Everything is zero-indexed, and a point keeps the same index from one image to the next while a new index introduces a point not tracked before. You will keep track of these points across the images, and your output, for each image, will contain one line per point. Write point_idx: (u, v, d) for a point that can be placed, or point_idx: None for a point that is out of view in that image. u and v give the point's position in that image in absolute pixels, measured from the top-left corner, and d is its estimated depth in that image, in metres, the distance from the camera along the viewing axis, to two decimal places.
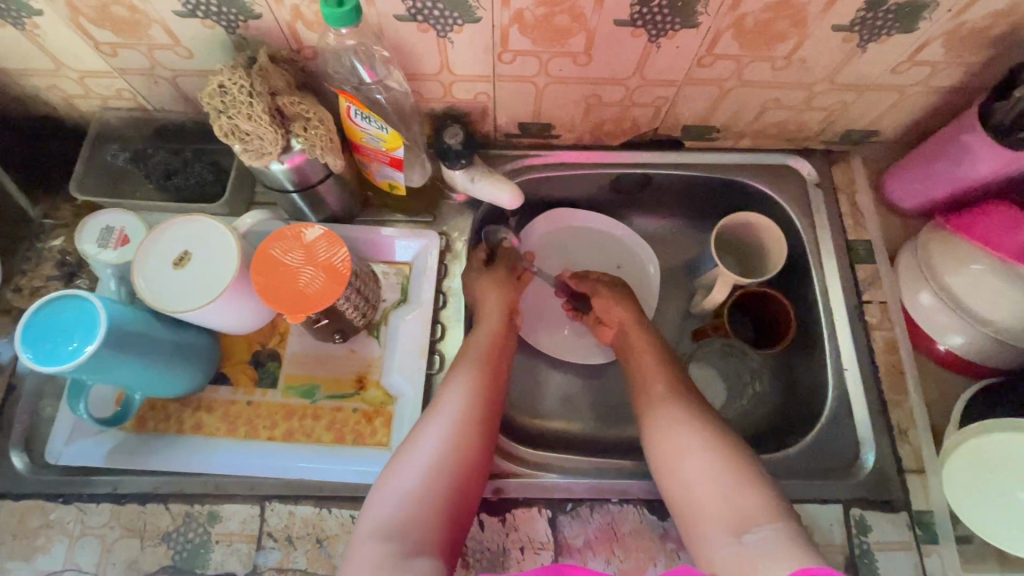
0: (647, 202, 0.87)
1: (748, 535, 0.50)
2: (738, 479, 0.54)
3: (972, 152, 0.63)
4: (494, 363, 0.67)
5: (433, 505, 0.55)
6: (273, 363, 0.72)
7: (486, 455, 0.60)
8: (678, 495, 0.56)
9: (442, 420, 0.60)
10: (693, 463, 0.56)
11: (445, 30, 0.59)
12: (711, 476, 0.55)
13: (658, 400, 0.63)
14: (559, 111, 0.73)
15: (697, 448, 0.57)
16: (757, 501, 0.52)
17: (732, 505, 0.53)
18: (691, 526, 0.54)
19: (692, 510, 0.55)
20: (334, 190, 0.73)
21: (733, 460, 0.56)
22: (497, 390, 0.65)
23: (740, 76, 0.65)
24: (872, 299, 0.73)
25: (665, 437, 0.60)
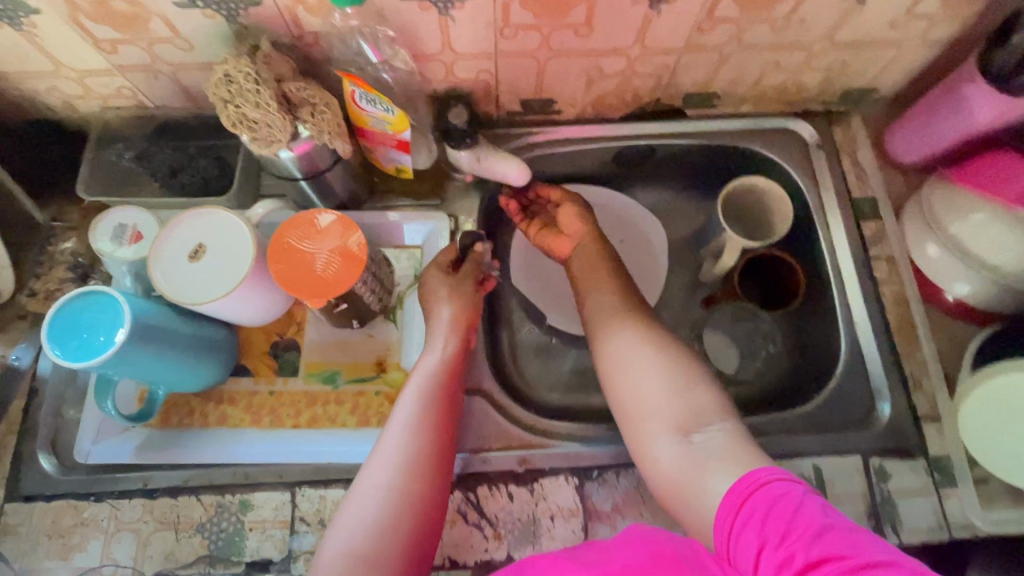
0: (650, 174, 0.88)
1: (697, 435, 0.56)
2: (685, 386, 0.59)
3: (973, 101, 0.64)
4: (444, 374, 0.64)
5: (392, 530, 0.55)
6: (292, 353, 0.73)
7: (442, 471, 0.59)
8: (628, 403, 0.61)
9: (394, 442, 0.59)
10: (645, 372, 0.61)
11: (446, 7, 0.59)
12: (660, 382, 0.60)
13: (610, 311, 0.67)
14: (561, 85, 0.73)
15: (648, 360, 0.61)
16: (704, 402, 0.58)
17: (674, 406, 0.58)
18: (636, 428, 0.59)
19: (640, 413, 0.60)
20: (342, 177, 0.73)
21: (685, 378, 0.60)
22: (450, 401, 0.63)
23: (739, 40, 0.66)
24: (879, 255, 0.75)
25: (612, 345, 0.64)
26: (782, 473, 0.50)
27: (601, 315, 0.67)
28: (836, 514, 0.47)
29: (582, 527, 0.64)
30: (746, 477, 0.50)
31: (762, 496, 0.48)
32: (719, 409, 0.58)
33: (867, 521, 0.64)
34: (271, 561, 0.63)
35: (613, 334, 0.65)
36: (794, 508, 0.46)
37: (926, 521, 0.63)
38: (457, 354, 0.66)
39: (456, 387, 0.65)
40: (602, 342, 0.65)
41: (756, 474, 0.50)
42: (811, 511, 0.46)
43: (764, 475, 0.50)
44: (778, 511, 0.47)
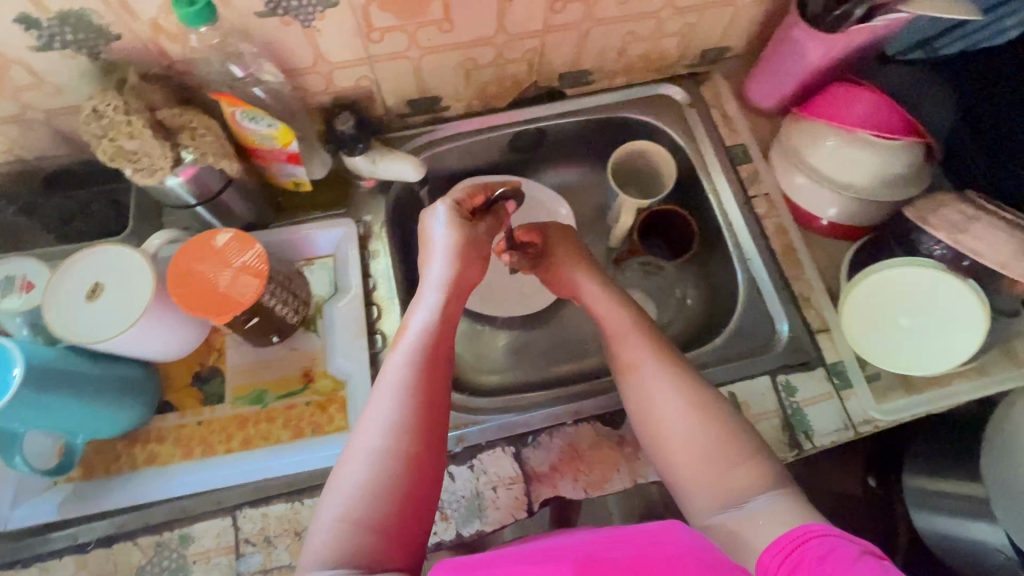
0: (548, 155, 0.93)
1: (747, 503, 0.54)
2: (728, 463, 0.57)
3: (804, 45, 0.72)
4: (437, 329, 0.62)
5: (386, 490, 0.53)
6: (217, 379, 0.73)
7: (437, 428, 0.57)
8: (676, 471, 0.59)
9: (386, 401, 0.57)
10: (684, 437, 0.59)
11: (308, 19, 0.62)
12: (704, 446, 0.58)
13: (649, 379, 0.62)
14: (441, 81, 0.77)
15: (683, 419, 0.60)
16: (747, 477, 0.56)
17: (721, 479, 0.57)
18: (683, 490, 0.59)
19: (689, 480, 0.58)
20: (241, 198, 0.74)
21: (727, 432, 0.59)
22: (442, 356, 0.61)
23: (592, 16, 0.71)
24: (757, 194, 0.81)
25: (657, 424, 0.61)
26: (845, 532, 0.47)
27: (635, 382, 0.63)
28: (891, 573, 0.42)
29: (524, 492, 0.66)
30: (807, 528, 0.49)
31: (819, 548, 0.46)
32: (768, 476, 0.56)
33: (782, 433, 0.69)
34: None
35: (654, 409, 0.61)
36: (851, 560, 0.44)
37: (833, 423, 0.69)
38: (448, 305, 0.64)
39: (448, 342, 0.63)
40: (639, 408, 0.62)
41: (816, 526, 0.49)
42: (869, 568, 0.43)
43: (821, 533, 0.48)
44: (833, 561, 0.45)
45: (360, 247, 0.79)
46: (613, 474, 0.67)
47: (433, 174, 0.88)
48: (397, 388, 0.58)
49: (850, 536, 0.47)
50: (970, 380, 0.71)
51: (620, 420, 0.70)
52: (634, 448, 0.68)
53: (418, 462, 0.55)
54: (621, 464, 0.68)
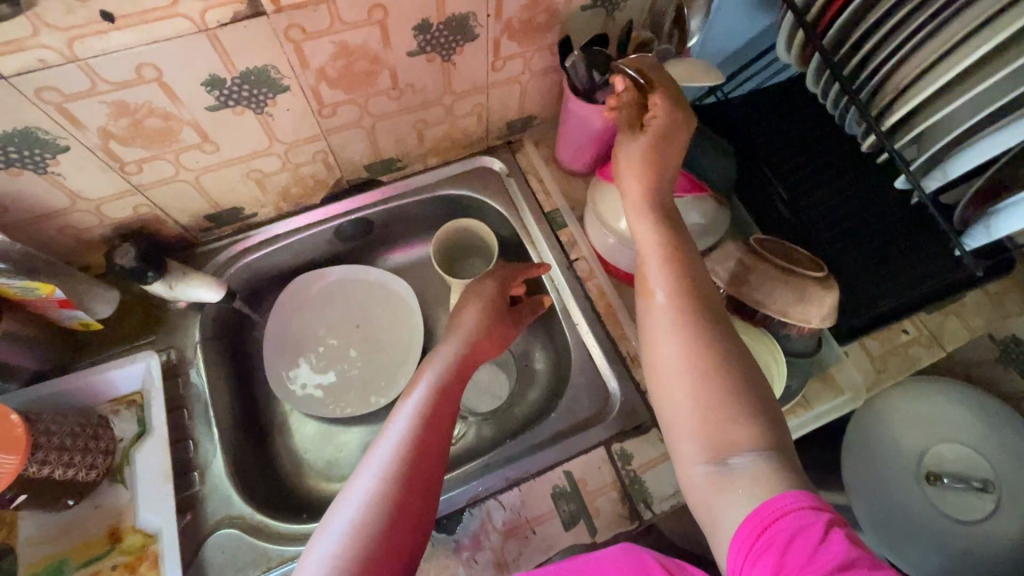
0: (379, 240, 0.91)
1: (733, 458, 0.47)
2: (726, 415, 0.49)
3: (582, 116, 0.74)
4: (448, 383, 0.61)
5: (383, 538, 0.50)
6: (6, 558, 0.65)
7: (429, 486, 0.54)
8: (668, 417, 0.52)
9: (384, 452, 0.55)
10: (686, 389, 0.51)
11: (40, 166, 0.58)
12: (699, 396, 0.50)
13: (655, 313, 0.54)
14: (234, 193, 0.75)
15: (680, 362, 0.51)
16: (746, 432, 0.48)
17: (714, 430, 0.49)
18: (674, 442, 0.52)
19: (677, 426, 0.51)
20: (17, 351, 0.68)
21: (726, 377, 0.50)
22: (447, 412, 0.59)
23: (370, 114, 0.71)
24: (579, 256, 0.82)
25: (659, 360, 0.53)
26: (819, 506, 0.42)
27: (650, 310, 0.55)
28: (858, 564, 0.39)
29: None
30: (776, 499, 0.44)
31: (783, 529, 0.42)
32: (764, 439, 0.47)
33: (622, 505, 0.68)
34: None
35: (659, 338, 0.53)
36: (813, 546, 0.40)
37: (670, 487, 0.68)
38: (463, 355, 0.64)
39: (458, 393, 0.61)
40: (647, 338, 0.55)
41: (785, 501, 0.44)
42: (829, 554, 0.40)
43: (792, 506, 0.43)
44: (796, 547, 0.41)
45: (169, 376, 0.74)
46: None
47: (257, 280, 0.85)
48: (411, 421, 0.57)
49: (817, 505, 0.43)
50: (796, 417, 0.72)
51: (455, 523, 0.67)
52: (472, 552, 0.65)
53: (403, 512, 0.52)
54: (458, 572, 0.64)
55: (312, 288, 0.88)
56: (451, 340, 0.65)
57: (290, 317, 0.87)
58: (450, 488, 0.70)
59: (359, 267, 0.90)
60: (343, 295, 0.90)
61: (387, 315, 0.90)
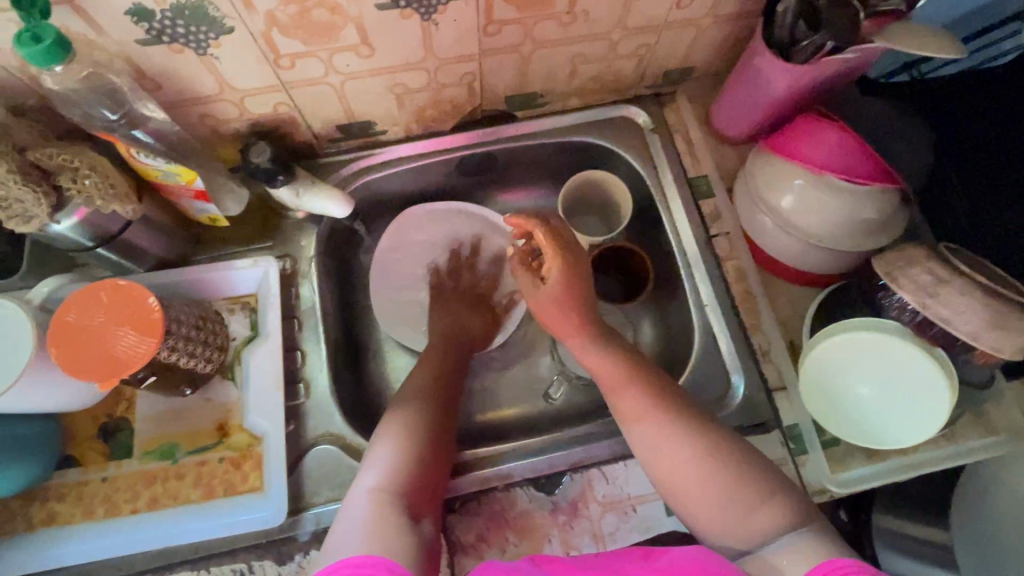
0: (499, 179, 0.86)
1: (766, 546, 0.46)
2: (746, 501, 0.49)
3: (766, 75, 0.65)
4: (443, 364, 0.69)
5: (420, 479, 0.54)
6: (124, 431, 0.68)
7: (447, 449, 0.59)
8: (688, 510, 0.52)
9: (404, 413, 0.60)
10: (693, 479, 0.52)
11: (201, 46, 0.55)
12: (709, 481, 0.51)
13: (651, 432, 0.55)
14: (372, 106, 0.70)
15: (689, 475, 0.52)
16: (769, 514, 0.48)
17: (738, 514, 0.49)
18: (700, 529, 0.52)
19: (702, 519, 0.51)
20: (148, 235, 0.68)
21: (734, 472, 0.51)
22: (454, 388, 0.67)
23: (533, 39, 0.64)
24: (719, 232, 0.75)
25: (660, 459, 0.54)
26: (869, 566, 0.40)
27: (639, 410, 0.57)
28: None
29: (447, 563, 0.62)
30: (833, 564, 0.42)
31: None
32: (792, 517, 0.48)
33: None
34: None
35: (652, 441, 0.55)
36: None
37: None
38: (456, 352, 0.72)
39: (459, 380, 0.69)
40: (649, 460, 0.55)
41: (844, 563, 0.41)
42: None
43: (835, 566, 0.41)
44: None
45: (285, 284, 0.73)
46: (544, 545, 0.63)
47: (374, 201, 0.82)
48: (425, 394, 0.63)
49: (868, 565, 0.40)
50: (938, 448, 0.65)
51: (555, 485, 0.65)
52: (568, 517, 0.64)
53: (429, 468, 0.55)
54: (552, 534, 0.63)
55: (423, 219, 0.85)
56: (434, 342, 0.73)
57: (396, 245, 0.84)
58: (551, 450, 0.67)
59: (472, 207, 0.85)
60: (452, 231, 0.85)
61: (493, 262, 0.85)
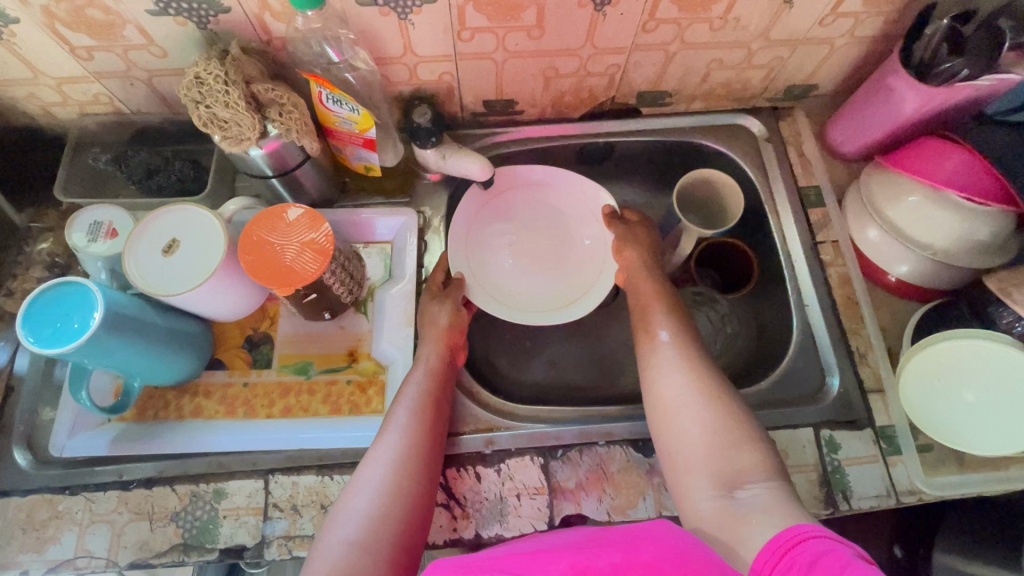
0: (612, 170, 0.92)
1: (740, 492, 0.54)
2: (730, 443, 0.58)
3: (898, 93, 0.69)
4: (429, 386, 0.67)
5: (393, 525, 0.56)
6: (265, 345, 0.75)
7: (425, 507, 0.60)
8: (674, 452, 0.60)
9: (378, 470, 0.60)
10: (686, 420, 0.60)
11: (405, 12, 0.63)
12: (704, 437, 0.59)
13: (668, 384, 0.63)
14: (521, 86, 0.78)
15: (691, 425, 0.60)
16: (751, 460, 0.56)
17: (719, 459, 0.57)
18: (679, 474, 0.59)
19: (684, 460, 0.59)
20: (312, 175, 0.76)
21: (733, 437, 0.58)
22: (434, 431, 0.64)
23: (682, 39, 0.71)
24: (825, 239, 0.79)
25: (671, 396, 0.62)
26: (834, 534, 0.46)
27: (656, 354, 0.66)
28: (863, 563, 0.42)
29: (547, 504, 0.66)
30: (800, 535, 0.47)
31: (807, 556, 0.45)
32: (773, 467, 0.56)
33: (820, 488, 0.66)
34: (245, 547, 0.65)
35: (668, 379, 0.63)
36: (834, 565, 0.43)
37: (874, 488, 0.67)
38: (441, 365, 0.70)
39: (445, 397, 0.68)
40: (660, 413, 0.62)
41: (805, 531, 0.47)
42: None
43: (802, 530, 0.47)
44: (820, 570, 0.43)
45: (418, 236, 0.81)
46: (638, 501, 0.67)
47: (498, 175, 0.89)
48: (405, 423, 0.63)
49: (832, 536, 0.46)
50: None
51: (652, 449, 0.69)
52: (663, 479, 0.68)
53: (410, 496, 0.59)
54: (647, 492, 0.67)
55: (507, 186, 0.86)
56: (416, 373, 0.68)
57: (485, 205, 0.86)
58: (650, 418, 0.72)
59: (559, 176, 0.87)
60: (549, 201, 0.88)
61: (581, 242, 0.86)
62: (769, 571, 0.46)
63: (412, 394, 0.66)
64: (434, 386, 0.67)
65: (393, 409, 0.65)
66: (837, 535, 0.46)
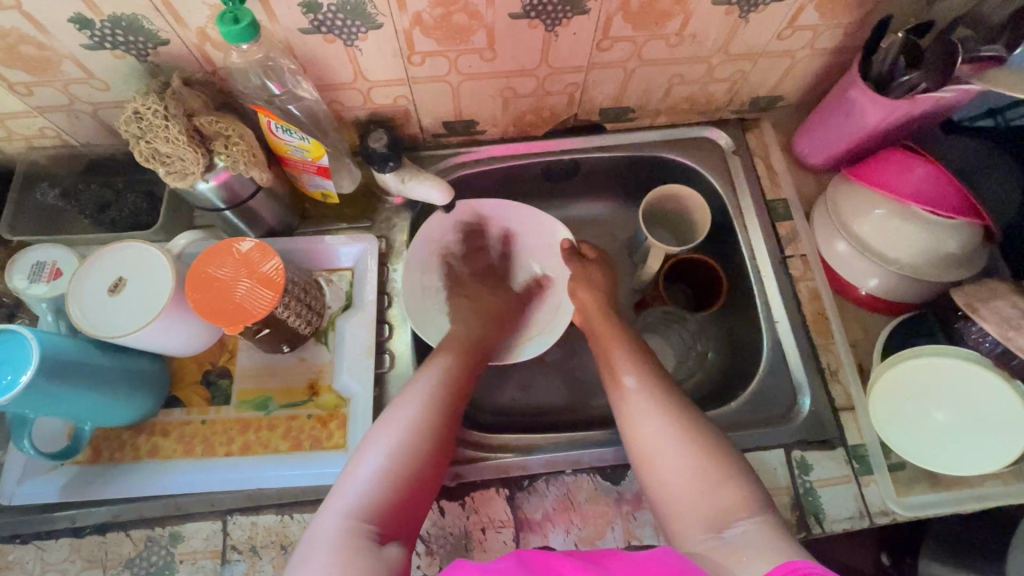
0: (579, 187, 0.91)
1: (730, 530, 0.51)
2: (714, 482, 0.54)
3: (860, 105, 0.68)
4: (456, 381, 0.62)
5: (397, 499, 0.52)
6: (224, 380, 0.73)
7: (434, 478, 0.55)
8: (662, 501, 0.56)
9: (391, 435, 0.55)
10: (669, 465, 0.56)
11: (351, 38, 0.61)
12: (689, 476, 0.55)
13: (645, 428, 0.59)
14: (480, 107, 0.76)
15: (672, 465, 0.56)
16: (735, 497, 0.53)
17: (702, 501, 0.53)
18: (670, 521, 0.55)
19: (671, 509, 0.55)
20: (268, 204, 0.74)
21: (716, 476, 0.54)
22: (457, 410, 0.60)
23: (640, 56, 0.70)
24: (794, 254, 0.78)
25: (645, 447, 0.58)
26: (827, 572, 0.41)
27: (626, 400, 0.62)
28: None
29: (514, 538, 0.65)
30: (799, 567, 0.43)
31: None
32: (755, 500, 0.53)
33: (792, 513, 0.65)
34: None
35: (643, 426, 0.59)
36: None
37: (846, 511, 0.65)
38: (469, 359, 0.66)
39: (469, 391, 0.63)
40: (643, 461, 0.58)
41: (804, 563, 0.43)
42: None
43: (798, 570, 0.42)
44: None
45: (381, 262, 0.79)
46: (607, 532, 0.65)
47: (463, 195, 0.87)
48: (423, 402, 0.59)
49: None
50: (1003, 484, 0.66)
51: (620, 476, 0.68)
52: (632, 507, 0.66)
53: (419, 474, 0.54)
54: (615, 522, 0.65)
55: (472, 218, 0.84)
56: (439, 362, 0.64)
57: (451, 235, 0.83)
58: (618, 443, 0.70)
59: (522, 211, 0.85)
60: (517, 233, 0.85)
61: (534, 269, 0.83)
62: None
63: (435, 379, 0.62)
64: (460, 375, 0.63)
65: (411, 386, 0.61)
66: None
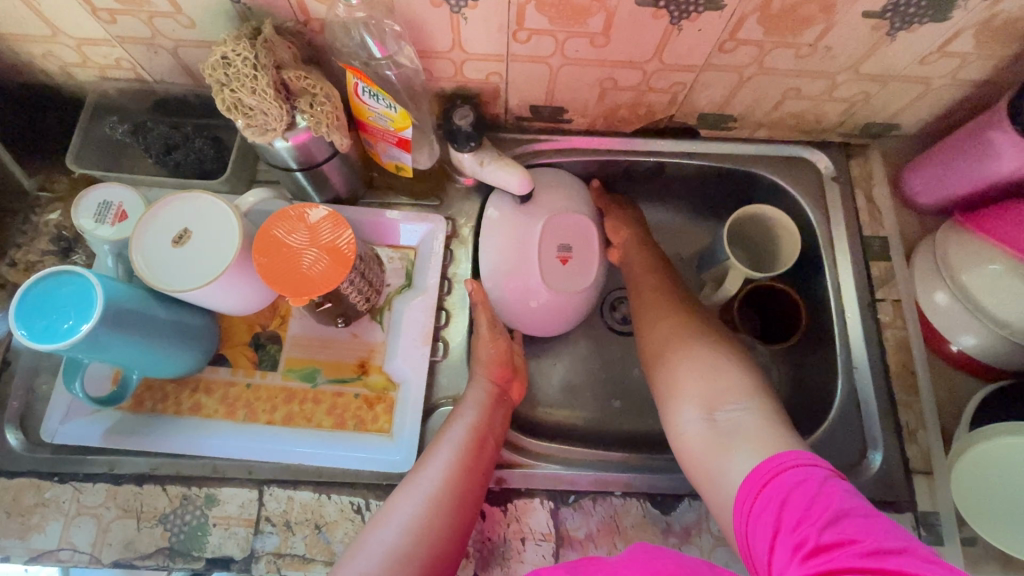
0: (657, 192, 0.85)
1: (722, 413, 0.57)
2: (715, 368, 0.60)
3: (998, 150, 0.61)
4: (465, 466, 0.60)
5: None
6: (274, 346, 0.71)
7: None
8: (664, 385, 0.62)
9: (389, 532, 0.56)
10: (675, 352, 0.63)
11: (458, 5, 0.56)
12: (690, 369, 0.61)
13: (660, 318, 0.67)
14: (574, 95, 0.71)
15: (675, 349, 0.63)
16: (733, 385, 0.59)
17: (703, 389, 0.59)
18: (666, 405, 0.61)
19: (668, 389, 0.62)
20: (339, 170, 0.70)
21: (718, 362, 0.61)
22: (463, 504, 0.59)
23: (761, 63, 0.64)
24: (885, 298, 0.73)
25: (654, 328, 0.67)
26: (810, 457, 0.50)
27: (645, 290, 0.71)
28: (855, 499, 0.46)
29: (553, 552, 0.62)
30: (773, 459, 0.50)
31: (784, 483, 0.48)
32: (752, 389, 0.58)
33: None
34: (232, 559, 0.62)
35: (653, 323, 0.68)
36: (812, 499, 0.46)
37: None
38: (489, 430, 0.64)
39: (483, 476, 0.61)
40: (656, 347, 0.65)
41: (778, 458, 0.50)
42: (831, 497, 0.46)
43: (779, 462, 0.50)
44: (796, 502, 0.47)
45: (446, 244, 0.75)
46: None
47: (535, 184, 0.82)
48: (427, 493, 0.58)
49: (811, 463, 0.49)
50: None
51: (671, 506, 0.65)
52: (679, 541, 0.63)
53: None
54: None
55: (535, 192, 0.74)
56: (453, 431, 0.63)
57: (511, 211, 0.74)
58: (675, 472, 0.66)
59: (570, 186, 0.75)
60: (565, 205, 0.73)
61: (575, 221, 0.72)
62: (749, 504, 0.49)
63: (444, 461, 0.60)
64: (472, 458, 0.61)
65: (421, 467, 0.61)
66: (814, 460, 0.49)
